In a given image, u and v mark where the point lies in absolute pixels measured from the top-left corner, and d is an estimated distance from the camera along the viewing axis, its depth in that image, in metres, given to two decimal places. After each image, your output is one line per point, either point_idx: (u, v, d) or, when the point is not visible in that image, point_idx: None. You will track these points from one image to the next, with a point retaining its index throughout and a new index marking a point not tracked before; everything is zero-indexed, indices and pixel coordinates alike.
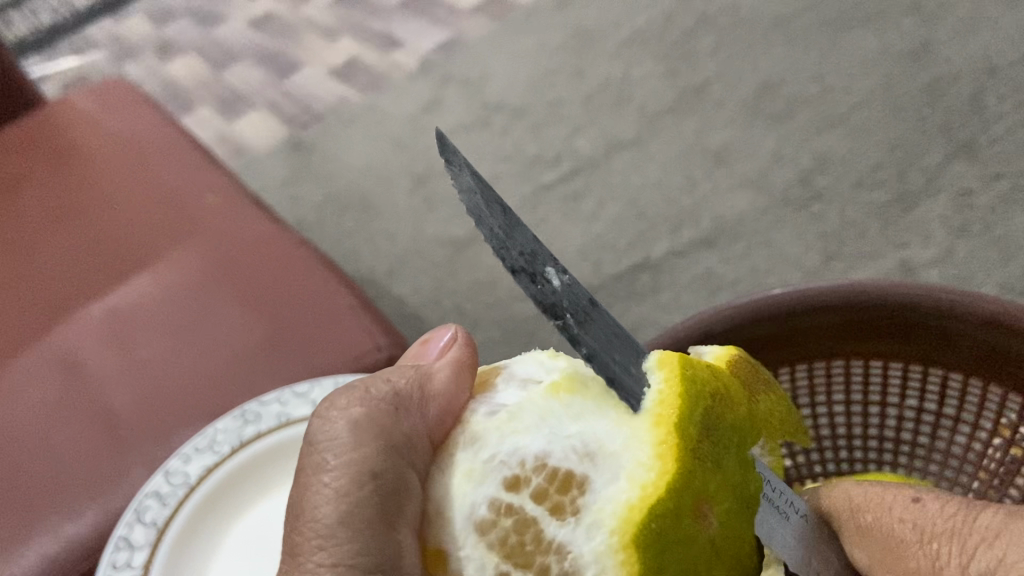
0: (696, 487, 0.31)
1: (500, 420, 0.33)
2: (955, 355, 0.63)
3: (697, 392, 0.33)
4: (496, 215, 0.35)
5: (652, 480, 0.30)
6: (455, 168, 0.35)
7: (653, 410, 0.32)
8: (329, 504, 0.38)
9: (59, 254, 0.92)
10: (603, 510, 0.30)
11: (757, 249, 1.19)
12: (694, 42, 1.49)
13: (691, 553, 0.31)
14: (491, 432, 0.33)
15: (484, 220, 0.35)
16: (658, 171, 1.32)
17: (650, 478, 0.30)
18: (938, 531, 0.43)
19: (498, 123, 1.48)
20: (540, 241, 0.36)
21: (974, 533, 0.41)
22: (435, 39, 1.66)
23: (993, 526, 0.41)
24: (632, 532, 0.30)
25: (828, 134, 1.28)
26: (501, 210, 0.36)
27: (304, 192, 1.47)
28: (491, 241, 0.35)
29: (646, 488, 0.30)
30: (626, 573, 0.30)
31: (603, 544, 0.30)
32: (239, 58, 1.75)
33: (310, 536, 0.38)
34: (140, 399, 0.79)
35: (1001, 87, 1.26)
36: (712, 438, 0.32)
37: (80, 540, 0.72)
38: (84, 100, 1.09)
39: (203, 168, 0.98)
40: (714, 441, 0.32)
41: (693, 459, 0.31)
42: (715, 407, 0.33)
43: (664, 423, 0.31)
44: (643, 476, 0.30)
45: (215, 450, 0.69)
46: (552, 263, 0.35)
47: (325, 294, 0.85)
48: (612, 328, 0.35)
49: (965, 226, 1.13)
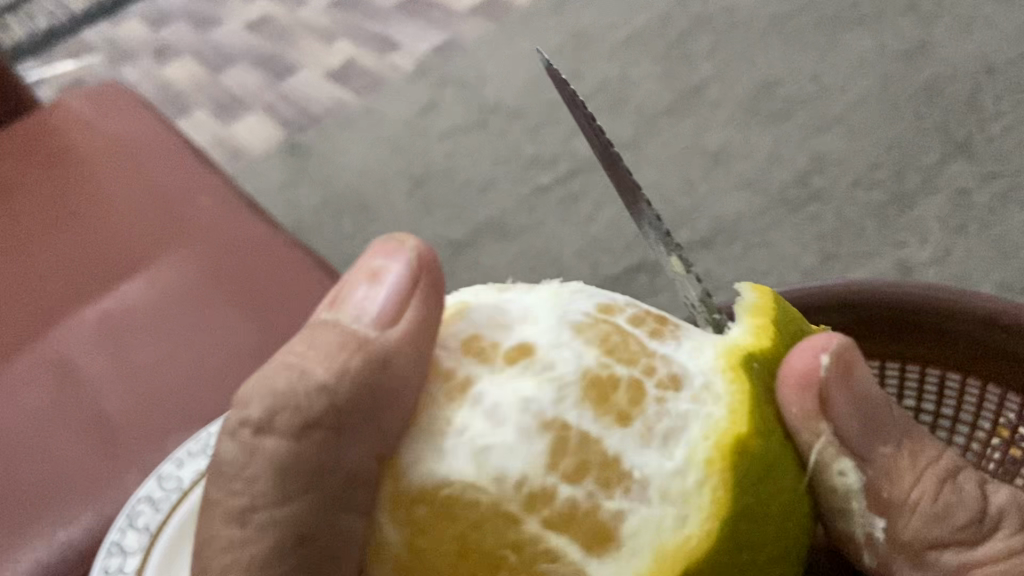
0: (767, 440, 0.36)
1: (558, 336, 0.36)
2: (952, 356, 0.62)
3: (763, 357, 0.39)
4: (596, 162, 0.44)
5: (734, 422, 0.35)
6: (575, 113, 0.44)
7: (731, 359, 0.37)
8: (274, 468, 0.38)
9: (55, 257, 0.92)
10: (686, 442, 0.34)
11: (755, 250, 1.19)
12: (691, 43, 1.49)
13: (765, 493, 0.35)
14: (546, 346, 0.36)
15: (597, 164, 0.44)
16: (656, 172, 1.32)
17: (733, 419, 0.35)
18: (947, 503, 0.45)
19: (495, 125, 1.48)
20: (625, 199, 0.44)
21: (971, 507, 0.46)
22: (433, 41, 1.66)
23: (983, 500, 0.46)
24: (723, 465, 0.34)
25: (826, 134, 1.28)
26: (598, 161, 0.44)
27: (301, 195, 1.47)
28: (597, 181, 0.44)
29: (729, 426, 0.35)
30: (712, 503, 0.34)
31: (689, 475, 0.34)
32: (235, 61, 1.75)
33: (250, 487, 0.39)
34: (134, 403, 0.79)
35: (999, 86, 1.26)
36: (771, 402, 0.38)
37: (75, 544, 0.71)
38: (80, 102, 1.08)
39: (199, 172, 0.98)
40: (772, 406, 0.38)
41: (765, 416, 0.36)
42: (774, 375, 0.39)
43: (740, 369, 0.37)
44: (722, 425, 0.35)
45: (208, 454, 0.68)
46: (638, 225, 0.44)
47: (320, 296, 0.84)
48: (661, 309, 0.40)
49: (963, 225, 1.13)
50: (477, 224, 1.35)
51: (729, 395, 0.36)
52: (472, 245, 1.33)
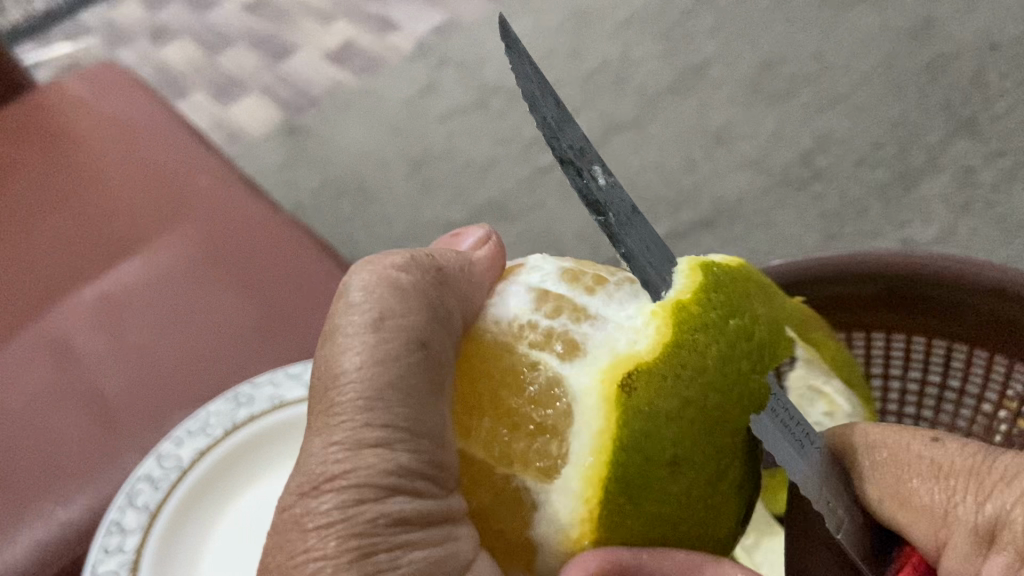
0: (687, 348, 0.38)
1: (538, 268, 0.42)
2: (959, 326, 0.62)
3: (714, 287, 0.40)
4: (549, 106, 0.39)
5: (656, 330, 0.38)
6: (517, 59, 0.39)
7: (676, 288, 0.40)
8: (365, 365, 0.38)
9: (51, 236, 0.91)
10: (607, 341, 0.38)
11: (758, 229, 1.18)
12: (692, 22, 1.47)
13: (670, 388, 0.37)
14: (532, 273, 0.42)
15: (539, 107, 0.39)
16: (657, 152, 1.31)
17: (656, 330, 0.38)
18: (956, 469, 0.43)
19: (495, 106, 1.47)
20: (587, 139, 0.41)
21: (992, 473, 0.42)
22: (432, 22, 1.64)
23: (1010, 466, 0.42)
24: (626, 361, 0.37)
25: (828, 114, 1.27)
26: (555, 102, 0.40)
27: (301, 177, 1.46)
28: (544, 127, 0.39)
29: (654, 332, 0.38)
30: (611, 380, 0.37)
31: (595, 367, 0.38)
32: (234, 43, 1.73)
33: (350, 397, 0.38)
34: (133, 382, 0.79)
35: (1003, 64, 1.24)
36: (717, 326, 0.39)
37: (73, 525, 0.71)
38: (76, 83, 1.08)
39: (196, 152, 0.98)
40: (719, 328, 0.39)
41: (690, 329, 0.38)
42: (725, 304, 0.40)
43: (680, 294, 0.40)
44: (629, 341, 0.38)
45: (208, 432, 0.67)
46: (599, 165, 0.41)
47: (321, 275, 0.84)
48: (647, 240, 0.41)
49: (967, 204, 1.12)
50: (477, 205, 1.34)
51: (650, 317, 0.38)
52: (472, 227, 1.32)
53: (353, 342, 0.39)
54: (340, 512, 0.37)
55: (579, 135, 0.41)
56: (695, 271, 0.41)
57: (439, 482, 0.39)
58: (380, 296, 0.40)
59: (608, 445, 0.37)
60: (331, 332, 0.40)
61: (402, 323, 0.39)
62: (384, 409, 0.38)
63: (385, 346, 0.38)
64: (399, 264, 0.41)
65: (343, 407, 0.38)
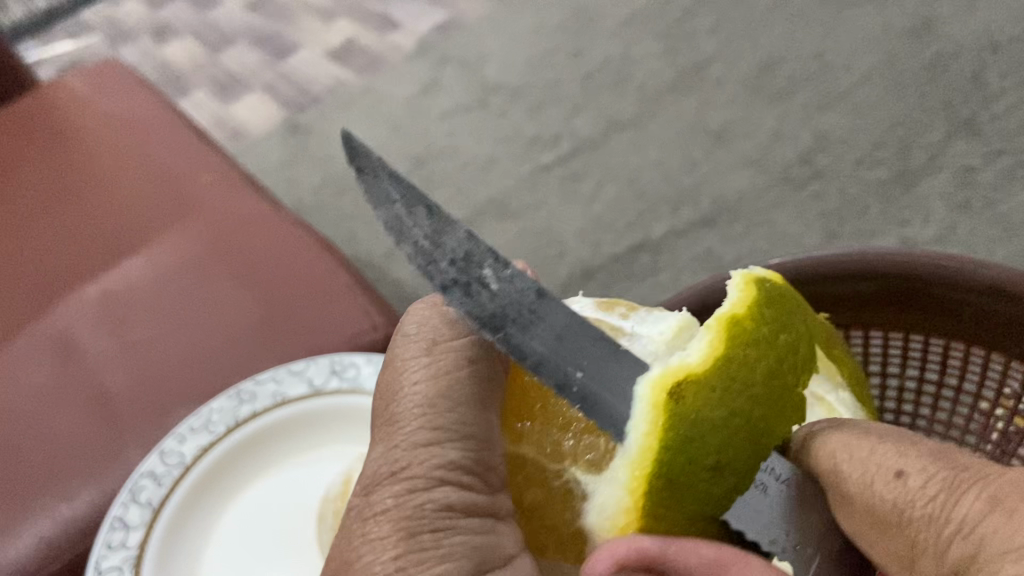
0: (736, 370, 0.36)
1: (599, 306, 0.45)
2: (957, 324, 0.62)
3: (766, 304, 0.39)
4: (420, 222, 0.42)
5: (710, 345, 0.36)
6: (375, 175, 0.44)
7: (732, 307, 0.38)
8: (424, 380, 0.40)
9: (54, 235, 0.92)
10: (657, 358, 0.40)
11: (757, 228, 1.18)
12: (693, 21, 1.48)
13: (715, 416, 0.35)
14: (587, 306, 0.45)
15: (407, 231, 0.42)
16: (657, 151, 1.31)
17: (709, 345, 0.36)
18: (915, 515, 0.35)
19: (496, 104, 1.47)
20: (471, 241, 0.41)
21: (951, 521, 0.33)
22: (433, 20, 1.65)
23: (970, 514, 0.33)
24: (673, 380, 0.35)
25: (829, 113, 1.27)
26: (428, 213, 0.42)
27: (302, 175, 1.46)
28: (418, 253, 0.41)
29: (707, 348, 0.36)
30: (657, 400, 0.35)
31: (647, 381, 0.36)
32: (235, 41, 1.73)
33: (410, 415, 0.40)
34: (136, 379, 0.79)
35: (1003, 63, 1.25)
36: (763, 344, 0.37)
37: (78, 521, 0.71)
38: (78, 81, 1.08)
39: (199, 150, 0.98)
40: (769, 347, 0.37)
41: (743, 345, 0.36)
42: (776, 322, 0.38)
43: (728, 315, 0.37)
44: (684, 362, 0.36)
45: (210, 429, 0.68)
46: (486, 265, 0.41)
47: (322, 273, 0.84)
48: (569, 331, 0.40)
49: (967, 203, 1.12)
50: (478, 203, 1.35)
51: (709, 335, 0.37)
52: (473, 225, 1.32)
53: (419, 357, 0.41)
54: (393, 501, 0.39)
55: (462, 239, 0.41)
56: (749, 282, 0.40)
57: (487, 482, 0.41)
58: (427, 327, 0.42)
59: (654, 446, 0.35)
60: (390, 359, 0.42)
61: (451, 340, 0.42)
62: (437, 415, 0.40)
63: (441, 354, 0.41)
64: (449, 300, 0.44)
65: (405, 420, 0.40)
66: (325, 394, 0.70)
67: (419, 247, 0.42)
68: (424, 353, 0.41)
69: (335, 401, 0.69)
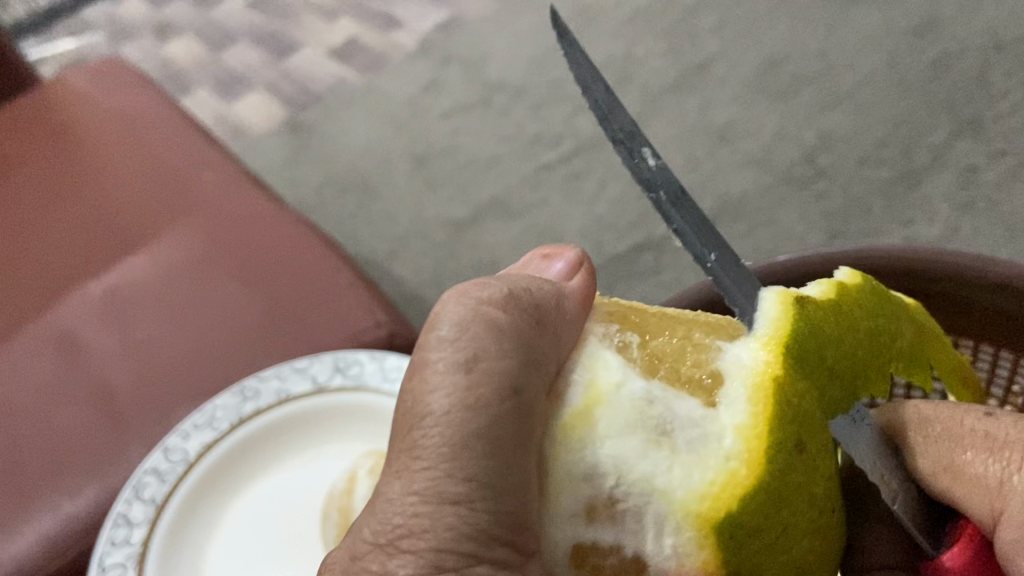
0: (790, 417, 0.36)
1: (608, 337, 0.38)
2: (965, 320, 0.62)
3: (807, 324, 0.38)
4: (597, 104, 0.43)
5: (767, 360, 0.37)
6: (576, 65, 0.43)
7: (768, 334, 0.37)
8: (448, 396, 0.36)
9: (57, 232, 0.92)
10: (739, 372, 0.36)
11: (761, 227, 1.18)
12: (696, 20, 1.48)
13: (796, 476, 0.35)
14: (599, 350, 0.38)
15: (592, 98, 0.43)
16: (660, 150, 1.31)
17: (766, 361, 0.37)
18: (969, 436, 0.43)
19: (499, 103, 1.47)
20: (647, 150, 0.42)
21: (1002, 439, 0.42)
22: (435, 19, 1.64)
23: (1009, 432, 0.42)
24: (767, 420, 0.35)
25: (832, 112, 1.27)
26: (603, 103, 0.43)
27: (304, 173, 1.46)
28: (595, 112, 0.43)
29: (764, 365, 0.36)
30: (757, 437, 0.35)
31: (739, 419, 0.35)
32: (237, 39, 1.73)
33: (429, 442, 0.36)
34: (139, 376, 0.79)
35: (1007, 63, 1.25)
36: (811, 374, 0.37)
37: (82, 518, 0.71)
38: (81, 79, 1.08)
39: (202, 148, 0.98)
40: (814, 373, 0.37)
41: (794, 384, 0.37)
42: (819, 344, 0.38)
43: (772, 345, 0.37)
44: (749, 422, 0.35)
45: (214, 426, 0.68)
46: (646, 147, 0.43)
47: (326, 271, 0.84)
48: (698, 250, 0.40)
49: (970, 202, 1.12)
50: (481, 202, 1.34)
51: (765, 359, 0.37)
52: (476, 223, 1.32)
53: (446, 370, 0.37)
54: (417, 549, 0.36)
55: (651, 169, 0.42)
56: (784, 302, 0.39)
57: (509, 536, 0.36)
58: (467, 331, 0.38)
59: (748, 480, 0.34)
60: (419, 365, 0.38)
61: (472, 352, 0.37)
62: (466, 460, 0.36)
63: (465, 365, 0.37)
64: (493, 297, 0.39)
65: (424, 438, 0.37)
66: (329, 391, 0.70)
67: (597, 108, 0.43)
68: (447, 372, 0.37)
69: (339, 398, 0.69)
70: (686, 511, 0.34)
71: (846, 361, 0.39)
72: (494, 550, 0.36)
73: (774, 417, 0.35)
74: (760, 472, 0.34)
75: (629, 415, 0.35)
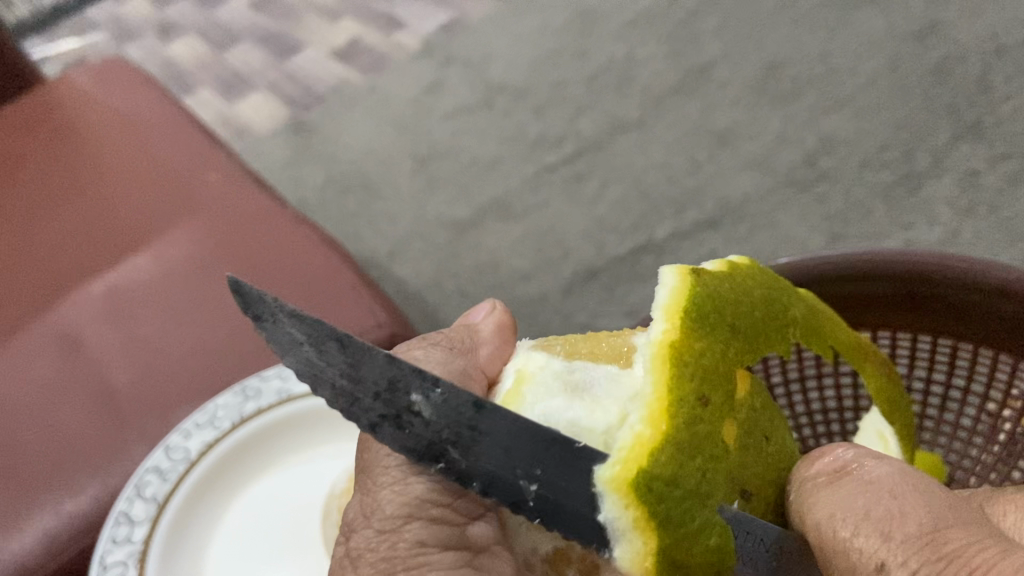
0: (695, 378, 0.35)
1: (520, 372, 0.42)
2: (965, 326, 0.62)
3: (704, 294, 0.37)
4: (333, 363, 0.40)
5: (665, 330, 0.36)
6: (267, 320, 0.41)
7: (667, 304, 0.37)
8: None
9: (60, 231, 0.92)
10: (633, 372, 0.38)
11: (762, 230, 1.18)
12: (697, 23, 1.48)
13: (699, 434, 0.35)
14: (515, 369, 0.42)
15: (321, 383, 0.40)
16: (661, 152, 1.32)
17: (663, 332, 0.36)
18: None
19: (501, 104, 1.47)
20: (394, 366, 0.40)
21: None
22: (438, 21, 1.65)
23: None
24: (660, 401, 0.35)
25: (834, 116, 1.27)
26: (339, 347, 0.41)
27: (306, 173, 1.46)
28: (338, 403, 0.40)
29: (659, 337, 0.36)
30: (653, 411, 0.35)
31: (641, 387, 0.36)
32: (240, 39, 1.73)
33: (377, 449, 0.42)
34: (140, 375, 0.79)
35: (1009, 67, 1.25)
36: (707, 329, 0.36)
37: (84, 515, 0.71)
38: (84, 78, 1.08)
39: (205, 147, 0.98)
40: (710, 328, 0.37)
41: (694, 348, 0.36)
42: (713, 315, 0.37)
43: (670, 315, 0.36)
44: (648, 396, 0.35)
45: (215, 425, 0.68)
46: (414, 390, 0.40)
47: (327, 272, 0.84)
48: (500, 444, 0.38)
49: (971, 207, 1.12)
50: (482, 203, 1.35)
51: (664, 332, 0.36)
52: (477, 225, 1.32)
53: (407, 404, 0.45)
54: (378, 538, 0.40)
55: (382, 366, 0.40)
56: (682, 279, 0.38)
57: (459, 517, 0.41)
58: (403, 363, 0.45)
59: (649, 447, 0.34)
60: None
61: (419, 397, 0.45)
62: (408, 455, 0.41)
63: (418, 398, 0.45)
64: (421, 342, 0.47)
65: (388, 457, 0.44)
66: None
67: (337, 388, 0.40)
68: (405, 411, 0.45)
69: None
70: (602, 478, 0.35)
71: (746, 320, 0.38)
72: (430, 514, 0.40)
73: (673, 385, 0.35)
74: (663, 427, 0.34)
75: (548, 407, 0.38)
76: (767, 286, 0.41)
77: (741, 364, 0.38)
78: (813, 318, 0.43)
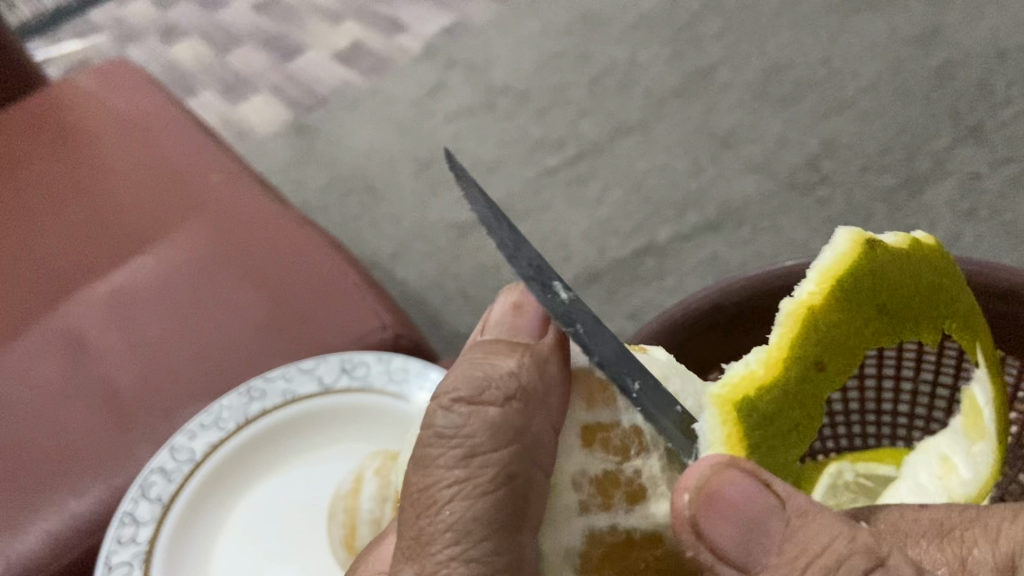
0: (815, 342, 0.38)
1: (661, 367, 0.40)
2: None
3: (864, 260, 0.39)
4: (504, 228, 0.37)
5: (814, 290, 0.38)
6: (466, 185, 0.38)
7: (829, 267, 0.39)
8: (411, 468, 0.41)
9: (64, 232, 0.92)
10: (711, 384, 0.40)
11: (764, 233, 1.18)
12: (699, 26, 1.48)
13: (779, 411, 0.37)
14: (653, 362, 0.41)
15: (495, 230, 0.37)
16: (663, 155, 1.32)
17: (812, 289, 0.38)
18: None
19: (503, 107, 1.48)
20: (541, 258, 0.38)
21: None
22: (440, 23, 1.65)
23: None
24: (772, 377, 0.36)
25: (835, 119, 1.28)
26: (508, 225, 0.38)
27: (308, 176, 1.47)
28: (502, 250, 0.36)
29: (810, 295, 0.38)
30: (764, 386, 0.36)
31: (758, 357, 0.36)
32: (242, 42, 1.74)
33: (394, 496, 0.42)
34: (144, 377, 0.79)
35: (1010, 71, 1.25)
36: (851, 302, 0.39)
37: (88, 516, 0.71)
38: (88, 80, 1.08)
39: (208, 149, 0.98)
40: (851, 303, 0.39)
41: (834, 304, 0.38)
42: (863, 282, 0.39)
43: (828, 278, 0.38)
44: (770, 354, 0.37)
45: (220, 426, 0.68)
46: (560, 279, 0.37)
47: (331, 273, 0.84)
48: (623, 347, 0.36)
49: (973, 210, 1.12)
50: None
51: (794, 311, 0.38)
52: (479, 227, 1.33)
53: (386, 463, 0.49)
54: None
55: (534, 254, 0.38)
56: (857, 243, 0.40)
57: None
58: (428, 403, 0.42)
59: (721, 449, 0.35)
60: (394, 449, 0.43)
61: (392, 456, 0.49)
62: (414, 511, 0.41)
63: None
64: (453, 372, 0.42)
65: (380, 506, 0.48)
66: (335, 391, 0.70)
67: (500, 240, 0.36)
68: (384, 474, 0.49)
69: (346, 399, 0.69)
70: (707, 394, 0.36)
71: (896, 303, 0.42)
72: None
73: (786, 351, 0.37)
74: (774, 374, 0.36)
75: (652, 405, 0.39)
76: (935, 280, 0.45)
77: (866, 336, 0.41)
78: (967, 315, 0.49)
